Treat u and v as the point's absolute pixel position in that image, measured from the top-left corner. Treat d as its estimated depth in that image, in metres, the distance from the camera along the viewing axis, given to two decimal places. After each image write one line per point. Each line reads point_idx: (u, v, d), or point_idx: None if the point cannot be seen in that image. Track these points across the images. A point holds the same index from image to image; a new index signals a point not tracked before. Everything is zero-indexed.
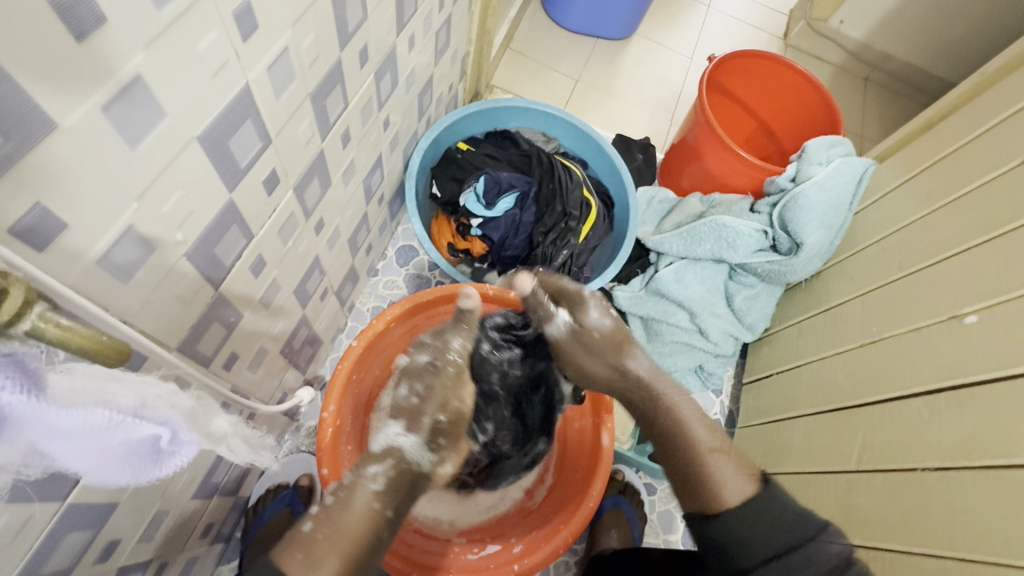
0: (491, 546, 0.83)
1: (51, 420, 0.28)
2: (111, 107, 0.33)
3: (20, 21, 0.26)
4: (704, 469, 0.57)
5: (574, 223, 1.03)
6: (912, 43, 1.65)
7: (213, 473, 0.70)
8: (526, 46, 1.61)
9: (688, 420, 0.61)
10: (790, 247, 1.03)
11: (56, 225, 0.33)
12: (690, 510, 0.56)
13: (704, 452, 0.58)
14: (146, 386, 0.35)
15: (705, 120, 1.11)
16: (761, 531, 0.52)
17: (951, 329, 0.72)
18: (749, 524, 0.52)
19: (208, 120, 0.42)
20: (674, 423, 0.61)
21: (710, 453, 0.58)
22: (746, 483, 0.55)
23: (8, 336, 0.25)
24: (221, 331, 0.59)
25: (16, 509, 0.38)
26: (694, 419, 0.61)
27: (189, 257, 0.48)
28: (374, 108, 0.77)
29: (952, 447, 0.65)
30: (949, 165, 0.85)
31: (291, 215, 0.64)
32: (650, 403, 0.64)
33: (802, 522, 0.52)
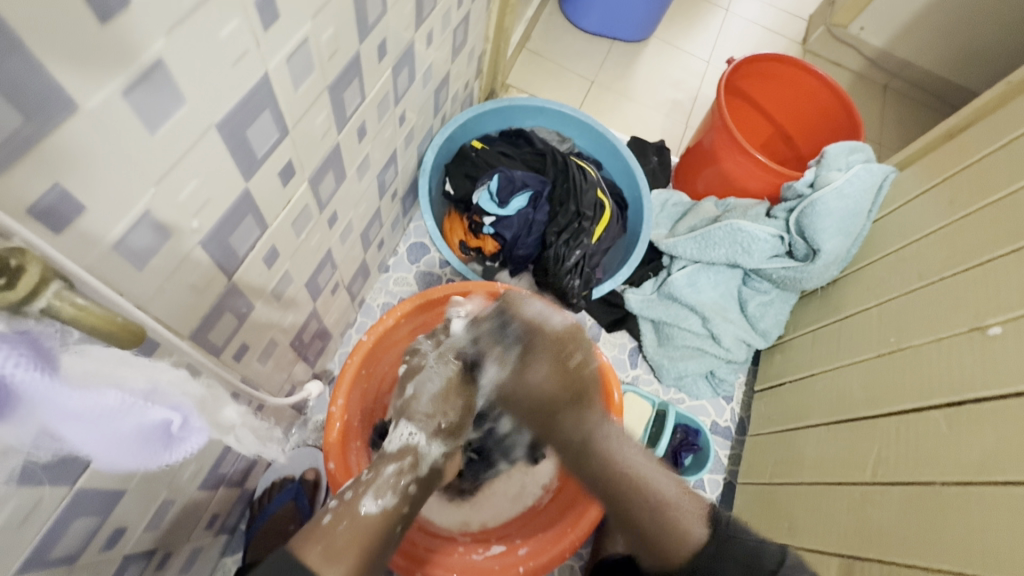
0: (496, 547, 0.82)
1: (63, 401, 0.28)
2: (132, 91, 0.33)
3: (47, 1, 0.26)
4: (663, 528, 0.65)
5: (588, 224, 1.03)
6: (934, 51, 1.62)
7: (220, 464, 0.70)
8: (542, 46, 1.61)
9: (649, 475, 0.68)
10: (806, 253, 1.01)
11: (75, 208, 0.33)
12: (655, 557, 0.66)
13: (662, 500, 0.66)
14: (157, 370, 0.35)
15: (722, 123, 1.10)
16: None
17: (972, 341, 0.70)
18: None
19: (228, 107, 0.42)
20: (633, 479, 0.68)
21: (666, 504, 0.66)
22: (700, 526, 0.64)
23: (23, 313, 0.25)
24: (233, 321, 0.59)
25: (26, 492, 0.38)
26: (654, 472, 0.68)
27: (204, 246, 0.48)
28: (390, 104, 0.77)
29: (970, 462, 0.64)
30: (972, 174, 0.83)
31: (305, 207, 0.64)
32: (607, 460, 0.71)
33: None
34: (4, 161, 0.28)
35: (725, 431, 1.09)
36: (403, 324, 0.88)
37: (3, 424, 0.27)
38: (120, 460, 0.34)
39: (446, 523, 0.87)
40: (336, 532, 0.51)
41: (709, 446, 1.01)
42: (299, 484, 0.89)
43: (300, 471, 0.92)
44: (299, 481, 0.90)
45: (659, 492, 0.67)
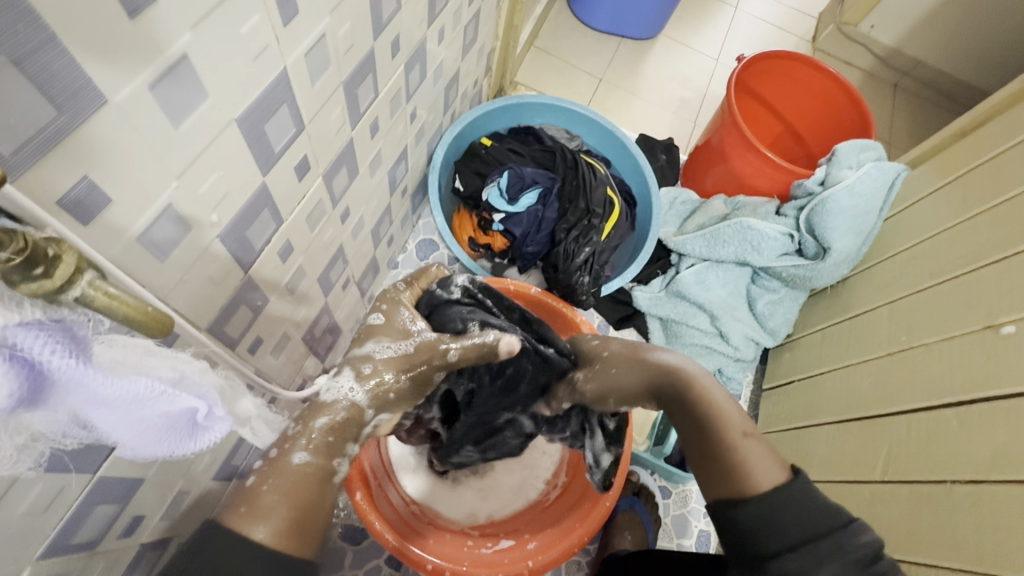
0: (504, 541, 0.83)
1: (95, 388, 0.29)
2: (158, 85, 0.34)
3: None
4: (733, 455, 0.52)
5: (597, 221, 1.03)
6: (945, 49, 1.61)
7: (233, 456, 0.71)
8: (551, 43, 1.61)
9: (722, 402, 0.55)
10: (816, 251, 1.01)
11: (102, 199, 0.34)
12: (713, 498, 0.52)
13: (738, 436, 0.53)
14: (180, 361, 0.36)
15: (732, 121, 1.10)
16: (794, 519, 0.47)
17: (985, 340, 0.70)
18: (781, 510, 0.47)
19: (247, 103, 0.43)
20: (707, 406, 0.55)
21: (744, 436, 0.53)
22: (779, 468, 0.51)
23: (59, 301, 0.26)
24: (248, 314, 0.60)
25: (52, 479, 0.38)
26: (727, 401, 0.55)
27: (222, 239, 0.48)
28: (402, 100, 0.78)
29: (983, 460, 0.63)
30: (986, 172, 0.83)
31: (319, 202, 0.64)
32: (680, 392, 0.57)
33: (832, 513, 0.47)
34: (36, 153, 0.29)
35: None
36: None
37: (36, 408, 0.27)
38: (146, 449, 0.35)
39: (458, 517, 0.89)
40: (260, 493, 0.47)
41: None
42: None
43: None
44: None
45: (734, 422, 0.54)
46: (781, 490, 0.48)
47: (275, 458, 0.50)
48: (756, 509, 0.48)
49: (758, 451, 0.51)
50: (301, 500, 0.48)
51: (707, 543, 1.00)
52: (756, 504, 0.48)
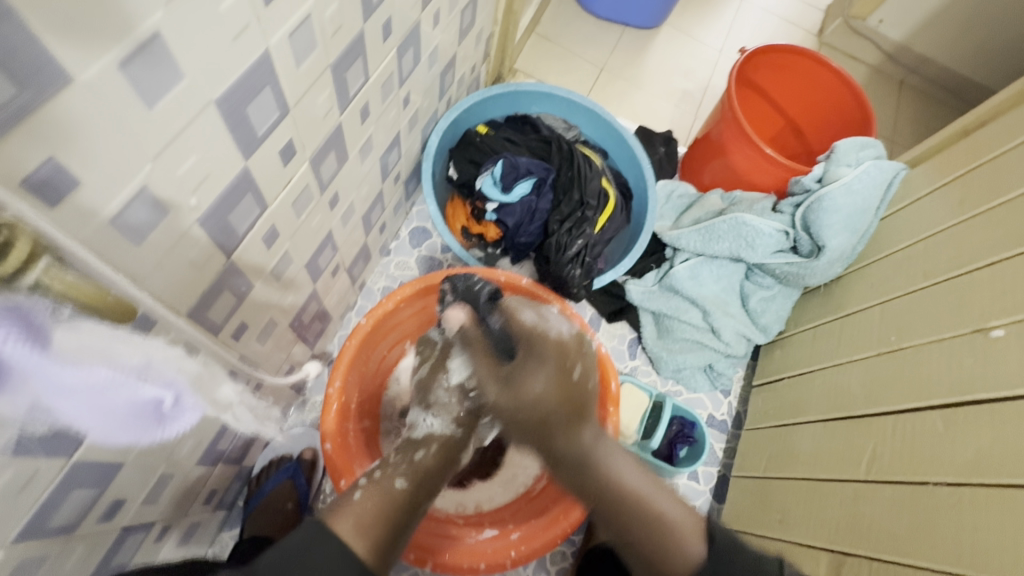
0: (489, 531, 0.83)
1: (58, 375, 0.28)
2: (129, 63, 0.32)
3: None
4: (653, 522, 0.60)
5: (591, 213, 1.02)
6: (952, 46, 1.58)
7: (219, 441, 0.71)
8: (552, 30, 1.58)
9: (654, 497, 0.61)
10: (811, 249, 1.00)
11: (70, 180, 0.33)
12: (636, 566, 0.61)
13: (652, 503, 0.61)
14: (152, 347, 0.36)
15: (732, 114, 1.08)
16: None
17: (975, 343, 0.70)
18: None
19: (226, 84, 0.41)
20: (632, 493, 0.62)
21: (648, 497, 0.61)
22: (692, 537, 0.58)
23: (13, 288, 0.25)
24: (232, 300, 0.59)
25: (22, 464, 0.38)
26: (657, 494, 0.62)
27: (202, 224, 0.47)
28: (394, 85, 0.76)
29: (965, 463, 0.63)
30: (984, 174, 0.82)
31: (306, 187, 0.63)
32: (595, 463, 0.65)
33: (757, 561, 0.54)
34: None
35: (720, 424, 1.10)
36: (403, 308, 0.89)
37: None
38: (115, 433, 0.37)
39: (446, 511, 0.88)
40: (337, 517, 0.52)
41: (704, 438, 1.02)
42: (297, 463, 0.90)
43: (299, 450, 0.93)
44: (297, 460, 0.91)
45: (637, 487, 0.62)
46: (708, 556, 0.56)
47: (378, 478, 0.59)
48: None
49: (665, 498, 0.61)
50: (384, 517, 0.55)
51: None
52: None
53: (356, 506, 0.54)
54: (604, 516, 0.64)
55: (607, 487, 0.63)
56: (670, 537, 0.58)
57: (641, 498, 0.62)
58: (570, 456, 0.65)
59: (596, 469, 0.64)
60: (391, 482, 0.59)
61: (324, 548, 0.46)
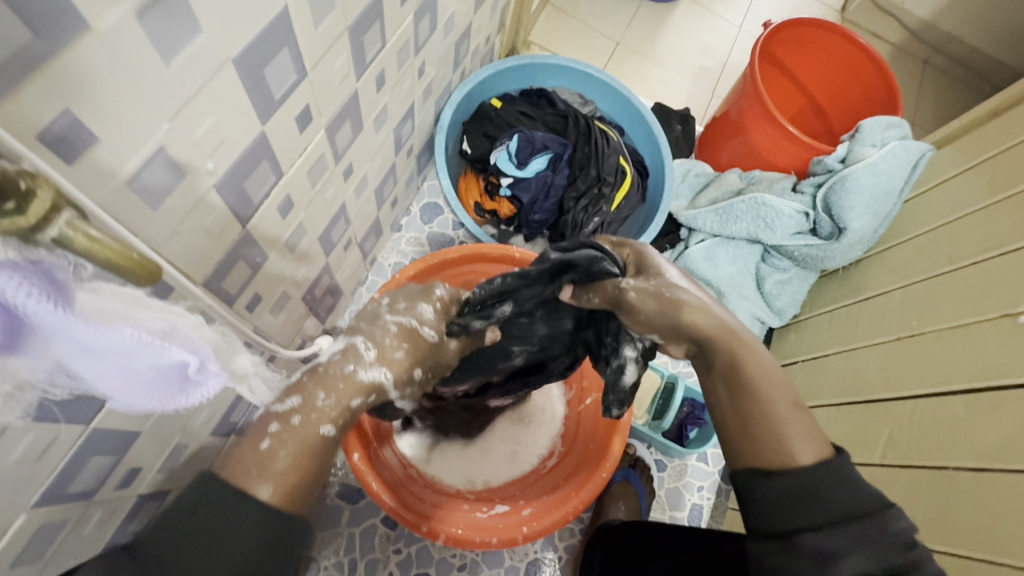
0: (500, 506, 0.83)
1: (78, 334, 0.27)
2: (146, 13, 0.31)
3: None
4: (778, 424, 0.49)
5: (608, 189, 1.00)
6: (980, 24, 1.53)
7: (232, 412, 0.71)
8: (567, 2, 1.53)
9: (772, 403, 0.50)
10: (831, 231, 0.99)
11: (87, 137, 0.32)
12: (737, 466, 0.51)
13: (784, 410, 0.50)
14: (172, 313, 0.34)
15: (754, 91, 1.05)
16: (839, 491, 0.46)
17: (1002, 327, 0.67)
18: (829, 484, 0.46)
19: (244, 42, 0.40)
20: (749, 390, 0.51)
21: (792, 409, 0.50)
22: (821, 446, 0.48)
23: (34, 243, 0.24)
24: (246, 270, 0.58)
25: (43, 428, 0.38)
26: (779, 399, 0.51)
27: (218, 190, 0.46)
28: (410, 52, 0.73)
29: (986, 450, 0.62)
30: (1016, 155, 0.78)
31: (321, 156, 0.62)
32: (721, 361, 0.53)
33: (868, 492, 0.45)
34: (12, 82, 0.26)
35: None
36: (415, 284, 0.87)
37: (10, 353, 0.26)
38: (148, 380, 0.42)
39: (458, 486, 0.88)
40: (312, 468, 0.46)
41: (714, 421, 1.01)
42: None
43: None
44: None
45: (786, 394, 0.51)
46: (825, 464, 0.47)
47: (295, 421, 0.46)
48: (787, 481, 0.47)
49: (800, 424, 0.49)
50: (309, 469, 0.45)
51: (700, 517, 1.02)
52: (787, 476, 0.47)
53: (261, 456, 0.43)
54: (725, 399, 0.53)
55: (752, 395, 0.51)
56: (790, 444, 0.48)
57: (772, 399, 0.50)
58: (718, 354, 0.54)
59: (727, 353, 0.53)
60: (315, 430, 0.47)
61: (225, 494, 0.39)
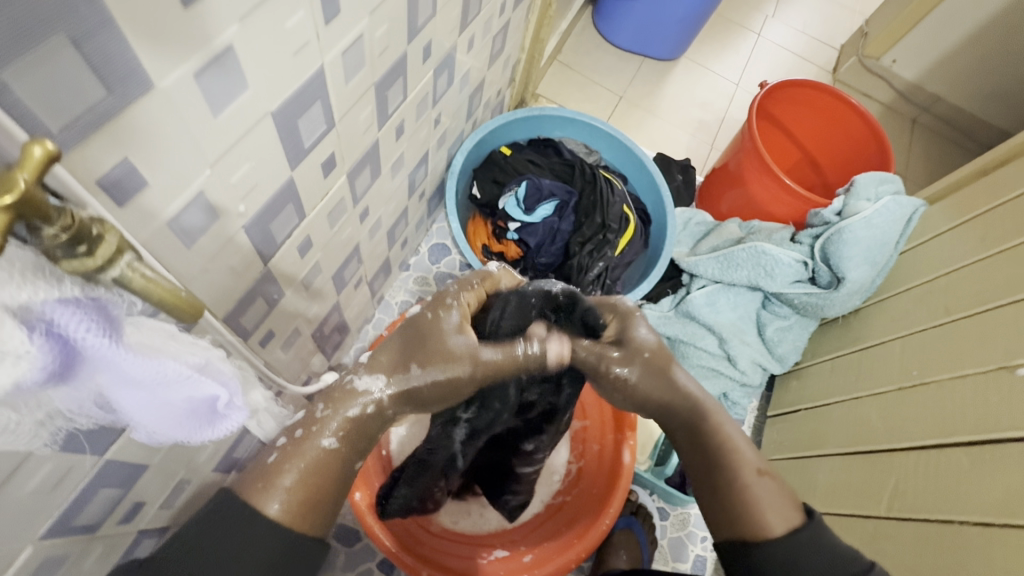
0: (499, 550, 0.84)
1: (124, 367, 0.28)
2: (202, 73, 0.34)
3: None
4: (750, 496, 0.56)
5: (612, 236, 1.04)
6: (965, 88, 1.60)
7: (235, 448, 0.71)
8: (573, 59, 1.62)
9: (734, 440, 0.59)
10: (830, 281, 1.01)
11: (138, 182, 0.34)
12: (724, 538, 0.56)
13: (752, 477, 0.57)
14: (203, 347, 0.35)
15: (751, 146, 1.10)
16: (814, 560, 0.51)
17: (1000, 380, 0.69)
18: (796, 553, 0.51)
19: (284, 97, 0.43)
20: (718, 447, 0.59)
21: (757, 475, 0.57)
22: (793, 512, 0.54)
23: (95, 280, 0.26)
24: (263, 307, 0.60)
25: (66, 458, 0.39)
26: (740, 439, 0.60)
27: (246, 230, 0.49)
28: (428, 104, 0.78)
29: (994, 502, 0.63)
30: (1005, 213, 0.83)
31: (340, 200, 0.65)
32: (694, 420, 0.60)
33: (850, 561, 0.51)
34: (80, 135, 0.29)
35: None
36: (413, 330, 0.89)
37: (65, 384, 0.27)
38: (150, 426, 0.34)
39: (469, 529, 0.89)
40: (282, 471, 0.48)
41: None
42: None
43: None
44: None
45: (748, 463, 0.58)
46: (794, 534, 0.52)
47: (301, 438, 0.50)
48: (772, 549, 0.52)
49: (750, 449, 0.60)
50: None
51: (704, 570, 0.98)
52: (772, 545, 0.52)
53: None
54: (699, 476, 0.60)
55: (713, 449, 0.59)
56: (772, 529, 0.53)
57: (744, 457, 0.58)
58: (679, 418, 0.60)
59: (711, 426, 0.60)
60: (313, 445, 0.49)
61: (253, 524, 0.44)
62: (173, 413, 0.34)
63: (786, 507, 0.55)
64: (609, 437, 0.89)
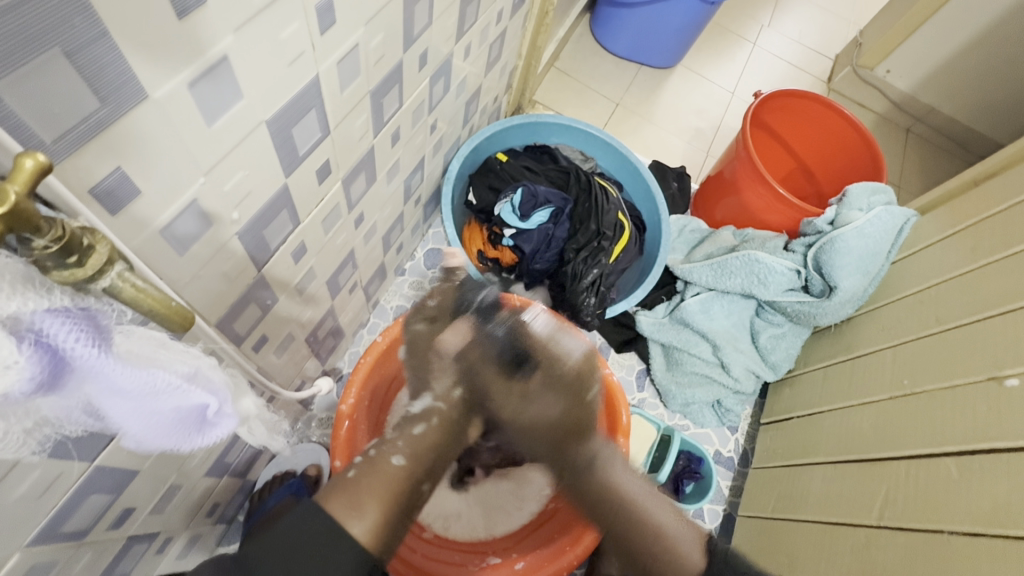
0: (492, 557, 0.83)
1: (112, 377, 0.28)
2: (197, 84, 0.34)
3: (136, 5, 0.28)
4: (669, 545, 0.60)
5: (607, 243, 1.04)
6: (958, 99, 1.62)
7: (227, 453, 0.71)
8: (571, 65, 1.63)
9: (637, 497, 0.63)
10: (822, 289, 1.02)
11: (131, 190, 0.35)
12: None
13: (661, 530, 0.61)
14: (194, 355, 0.35)
15: (746, 155, 1.11)
16: None
17: (989, 391, 0.70)
18: None
19: (279, 106, 0.43)
20: (628, 506, 0.63)
21: (664, 529, 0.61)
22: (702, 554, 0.60)
23: (85, 290, 0.27)
24: (257, 312, 0.60)
25: (55, 463, 0.39)
26: (640, 494, 0.64)
27: (240, 237, 0.49)
28: (424, 111, 0.78)
29: (984, 512, 0.63)
30: (995, 224, 0.84)
31: (335, 206, 0.65)
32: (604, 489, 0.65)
33: None
34: (73, 144, 0.29)
35: (727, 461, 1.09)
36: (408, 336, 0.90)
37: (53, 393, 0.27)
38: (139, 433, 0.34)
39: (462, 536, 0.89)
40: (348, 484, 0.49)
41: (711, 475, 1.01)
42: (300, 479, 0.88)
43: (302, 467, 0.91)
44: (300, 476, 0.89)
45: (652, 520, 0.62)
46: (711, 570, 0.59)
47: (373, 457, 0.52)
48: None
49: (658, 504, 0.63)
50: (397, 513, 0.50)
51: None
52: None
53: None
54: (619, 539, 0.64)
55: (623, 513, 0.63)
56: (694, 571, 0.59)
57: (650, 512, 0.62)
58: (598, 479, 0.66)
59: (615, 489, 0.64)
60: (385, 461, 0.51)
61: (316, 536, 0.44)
62: (162, 421, 0.34)
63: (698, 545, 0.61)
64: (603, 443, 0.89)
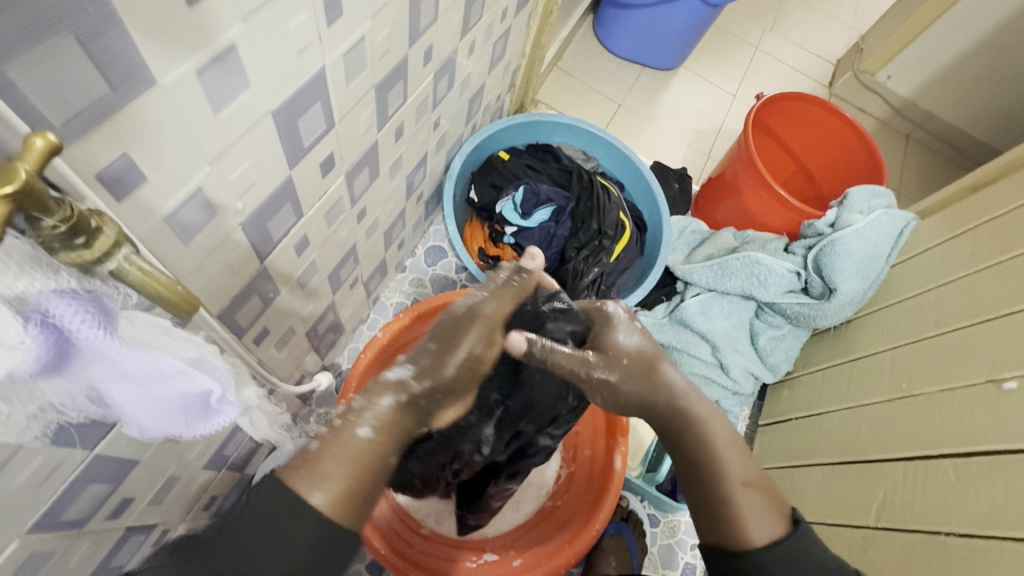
0: (490, 554, 0.84)
1: (118, 360, 0.28)
2: (204, 72, 0.34)
3: None
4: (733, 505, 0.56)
5: (608, 242, 1.05)
6: (958, 105, 1.62)
7: (226, 446, 0.70)
8: (573, 66, 1.64)
9: (721, 447, 0.60)
10: (822, 292, 1.02)
11: (138, 177, 0.35)
12: (708, 542, 0.57)
13: (735, 489, 0.57)
14: (197, 343, 0.35)
15: (747, 157, 1.11)
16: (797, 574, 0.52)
17: (987, 394, 0.70)
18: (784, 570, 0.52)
19: (285, 97, 0.43)
20: (708, 451, 0.60)
21: (742, 487, 0.57)
22: (779, 524, 0.55)
23: (92, 273, 0.27)
24: (258, 305, 0.60)
25: (56, 451, 0.39)
26: (728, 446, 0.60)
27: (244, 228, 0.49)
28: (428, 107, 0.79)
29: (981, 514, 0.63)
30: (996, 228, 0.84)
31: (338, 200, 0.65)
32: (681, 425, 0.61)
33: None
34: (82, 129, 0.29)
35: None
36: (406, 334, 0.89)
37: (57, 375, 0.27)
38: (142, 419, 0.33)
39: (457, 533, 0.88)
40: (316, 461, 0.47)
41: None
42: None
43: None
44: None
45: (733, 473, 0.58)
46: (776, 543, 0.53)
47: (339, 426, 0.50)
48: (757, 558, 0.53)
49: (738, 456, 0.60)
50: None
51: None
52: (755, 554, 0.53)
53: None
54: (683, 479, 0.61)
55: (699, 452, 0.60)
56: (755, 542, 0.53)
57: (728, 465, 0.59)
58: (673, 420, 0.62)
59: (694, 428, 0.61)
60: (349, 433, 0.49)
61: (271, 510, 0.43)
62: (165, 407, 0.33)
63: (774, 519, 0.55)
64: (602, 441, 0.89)
